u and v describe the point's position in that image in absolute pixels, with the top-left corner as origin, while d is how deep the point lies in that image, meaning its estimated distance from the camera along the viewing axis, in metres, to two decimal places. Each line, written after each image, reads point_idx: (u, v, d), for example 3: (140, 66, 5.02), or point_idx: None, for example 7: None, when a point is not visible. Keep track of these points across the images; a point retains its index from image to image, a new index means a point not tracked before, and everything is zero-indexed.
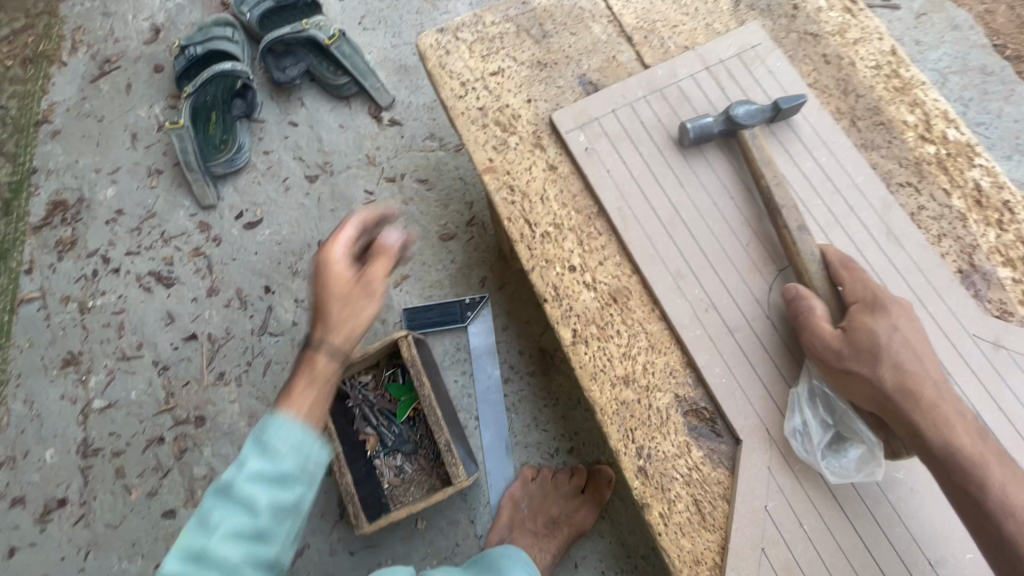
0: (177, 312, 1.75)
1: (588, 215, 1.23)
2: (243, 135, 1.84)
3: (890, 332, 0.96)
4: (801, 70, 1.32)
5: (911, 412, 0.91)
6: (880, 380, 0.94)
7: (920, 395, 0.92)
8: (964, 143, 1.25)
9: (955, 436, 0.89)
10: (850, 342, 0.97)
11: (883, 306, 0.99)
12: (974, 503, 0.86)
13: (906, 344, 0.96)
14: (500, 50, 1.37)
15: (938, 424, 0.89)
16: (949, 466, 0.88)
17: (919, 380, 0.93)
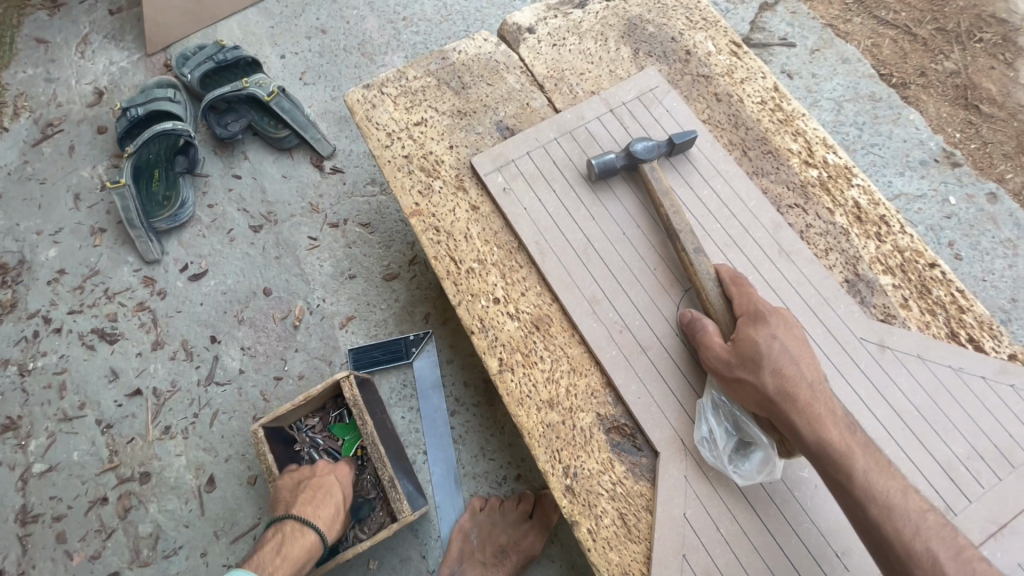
0: (121, 368, 1.75)
1: (509, 250, 1.32)
2: (187, 189, 1.89)
3: (770, 340, 1.06)
4: (696, 108, 1.46)
5: (789, 412, 1.00)
6: (763, 384, 1.03)
7: (796, 396, 1.01)
8: (842, 165, 1.39)
9: (826, 432, 0.98)
10: (736, 352, 1.07)
11: (764, 316, 1.09)
12: (844, 490, 0.95)
13: (785, 350, 1.05)
14: (422, 102, 1.48)
15: (813, 421, 0.99)
16: (822, 458, 0.97)
17: (796, 382, 1.02)
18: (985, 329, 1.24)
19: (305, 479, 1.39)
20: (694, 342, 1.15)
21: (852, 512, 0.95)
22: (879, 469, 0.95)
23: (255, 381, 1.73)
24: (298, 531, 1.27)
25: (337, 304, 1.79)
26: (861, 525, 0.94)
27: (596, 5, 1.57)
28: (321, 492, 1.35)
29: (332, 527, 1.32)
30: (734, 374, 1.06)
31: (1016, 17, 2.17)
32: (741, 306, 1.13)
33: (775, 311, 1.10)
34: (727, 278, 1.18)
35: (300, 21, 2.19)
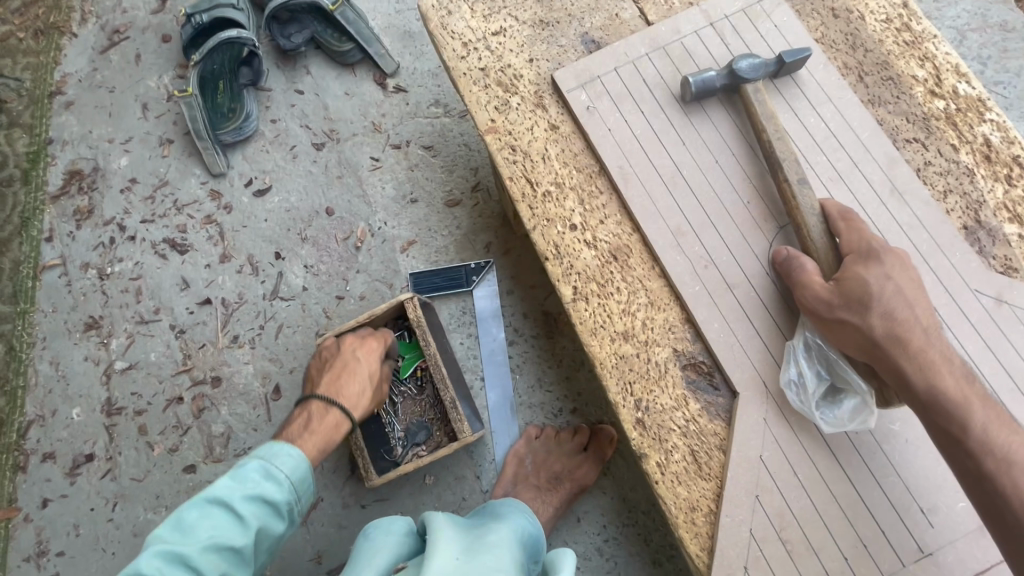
0: (192, 278, 1.80)
1: (590, 174, 1.24)
2: (251, 102, 1.87)
3: (882, 281, 1.01)
4: (808, 25, 1.30)
5: (899, 357, 0.96)
6: (870, 327, 0.99)
7: (907, 340, 0.97)
8: (974, 97, 1.23)
9: (940, 381, 0.94)
10: (840, 292, 1.02)
11: (877, 256, 1.03)
12: (958, 443, 0.92)
13: (898, 292, 1.00)
14: (501, 10, 1.37)
15: (924, 369, 0.95)
16: (934, 408, 0.93)
17: (908, 326, 0.98)
18: None
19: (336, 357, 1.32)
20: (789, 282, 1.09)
21: (961, 464, 0.93)
22: (999, 425, 0.92)
23: (318, 299, 1.75)
24: (326, 409, 1.22)
25: (399, 228, 1.77)
26: (971, 477, 0.92)
27: None
28: (350, 373, 1.29)
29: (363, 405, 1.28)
30: (837, 315, 1.01)
31: None
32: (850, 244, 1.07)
33: (889, 252, 1.04)
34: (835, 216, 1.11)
35: None
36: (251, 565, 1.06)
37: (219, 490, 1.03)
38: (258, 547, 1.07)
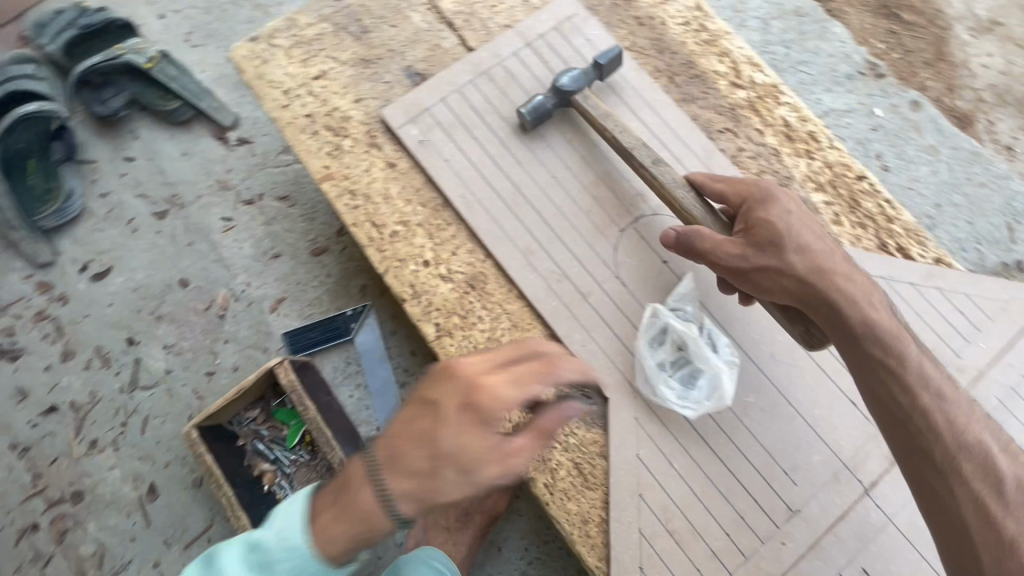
0: (30, 385, 1.59)
1: (435, 207, 1.23)
2: (72, 178, 1.70)
3: (785, 221, 1.05)
4: (618, 35, 1.37)
5: (827, 290, 1.00)
6: (791, 267, 1.01)
7: (825, 273, 1.00)
8: (770, 84, 1.35)
9: (869, 311, 0.98)
10: (753, 242, 1.04)
11: (774, 199, 1.07)
12: (895, 376, 0.95)
13: (802, 230, 1.04)
14: (319, 52, 1.32)
15: (851, 300, 0.99)
16: (870, 336, 0.97)
17: (823, 258, 1.02)
18: (912, 236, 1.26)
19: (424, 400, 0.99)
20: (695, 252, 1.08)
21: (890, 407, 0.95)
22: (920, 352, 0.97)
23: (185, 380, 1.60)
24: (414, 473, 0.97)
25: (265, 287, 1.67)
26: (896, 417, 0.94)
27: None
28: (504, 408, 1.01)
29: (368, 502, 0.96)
30: (757, 263, 1.03)
31: None
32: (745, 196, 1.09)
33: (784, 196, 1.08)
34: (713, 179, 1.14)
35: None
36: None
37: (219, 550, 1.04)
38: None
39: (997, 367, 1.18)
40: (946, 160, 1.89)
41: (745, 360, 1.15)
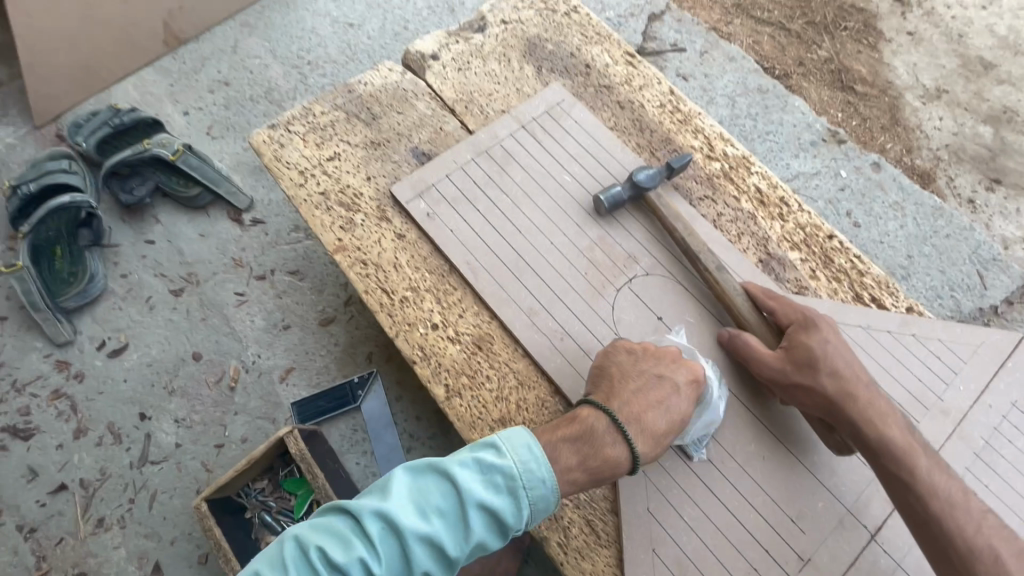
0: (41, 464, 1.61)
1: (441, 273, 1.33)
2: (95, 262, 1.79)
3: (824, 345, 1.12)
4: (601, 117, 1.53)
5: (852, 411, 1.08)
6: (822, 387, 1.09)
7: (854, 395, 1.08)
8: (740, 156, 1.50)
9: (889, 432, 1.06)
10: (791, 360, 1.13)
11: (814, 323, 1.15)
12: (908, 487, 1.03)
13: (839, 353, 1.12)
14: (333, 136, 1.47)
15: (874, 422, 1.06)
16: (886, 453, 1.04)
17: (854, 382, 1.10)
18: (884, 287, 1.35)
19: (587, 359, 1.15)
20: (740, 358, 1.19)
21: (912, 511, 1.02)
22: (937, 466, 1.04)
23: (194, 454, 1.63)
24: (595, 417, 1.04)
25: (275, 358, 1.73)
26: (920, 522, 1.02)
27: (495, 28, 1.63)
28: (674, 363, 1.13)
29: (567, 461, 0.98)
30: (793, 380, 1.12)
31: (871, 5, 2.51)
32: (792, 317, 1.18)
33: (827, 319, 1.17)
34: (767, 294, 1.23)
35: (200, 76, 2.16)
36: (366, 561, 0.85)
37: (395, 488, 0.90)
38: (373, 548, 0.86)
39: (979, 409, 1.24)
40: (911, 215, 2.03)
41: (745, 412, 1.20)
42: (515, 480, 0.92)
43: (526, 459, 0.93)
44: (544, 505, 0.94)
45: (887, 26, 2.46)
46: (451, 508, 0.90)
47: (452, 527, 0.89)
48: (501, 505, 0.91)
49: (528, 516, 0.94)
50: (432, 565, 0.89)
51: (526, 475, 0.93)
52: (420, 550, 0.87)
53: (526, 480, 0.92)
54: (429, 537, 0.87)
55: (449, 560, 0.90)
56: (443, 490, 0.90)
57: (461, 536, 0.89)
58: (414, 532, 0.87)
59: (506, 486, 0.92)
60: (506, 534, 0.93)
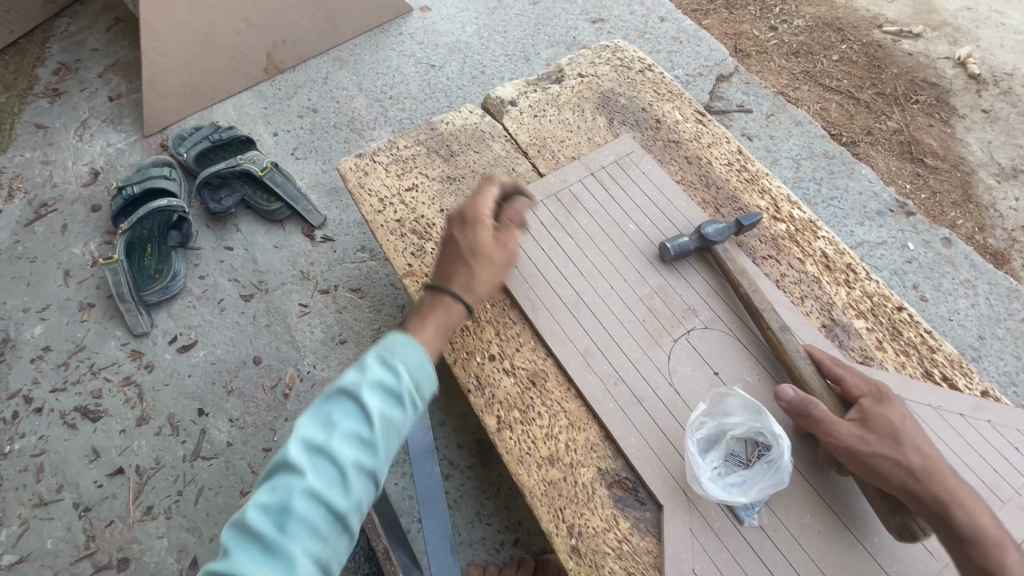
0: (103, 446, 1.70)
1: (502, 307, 1.37)
2: (179, 262, 1.93)
3: (902, 418, 1.09)
4: (669, 170, 1.57)
5: (939, 491, 1.01)
6: (908, 462, 1.04)
7: (941, 475, 1.03)
8: (807, 220, 1.50)
9: (976, 516, 1.00)
10: (870, 429, 1.08)
11: (888, 395, 1.12)
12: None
13: (917, 429, 1.08)
14: (413, 169, 1.57)
15: (964, 504, 1.01)
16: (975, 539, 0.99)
17: (937, 461, 1.05)
18: (957, 367, 1.31)
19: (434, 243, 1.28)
20: (809, 422, 1.10)
21: None
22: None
23: (243, 454, 1.69)
24: None
25: (329, 370, 1.80)
26: None
27: (571, 81, 1.72)
28: None
29: None
30: (874, 450, 1.05)
31: (943, 81, 2.51)
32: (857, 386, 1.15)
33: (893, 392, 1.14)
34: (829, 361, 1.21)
35: (292, 102, 2.35)
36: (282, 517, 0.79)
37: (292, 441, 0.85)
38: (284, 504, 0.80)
39: None
40: (984, 294, 1.96)
41: (802, 482, 1.16)
42: (391, 352, 0.94)
43: (404, 358, 0.94)
44: (424, 358, 0.95)
45: (960, 103, 2.45)
46: (352, 406, 0.88)
47: (358, 419, 0.88)
48: (389, 376, 0.92)
49: (419, 372, 0.95)
50: (359, 459, 0.86)
51: (396, 361, 0.93)
52: (339, 456, 0.84)
53: (401, 348, 0.95)
54: (343, 443, 0.85)
55: (372, 447, 0.87)
56: (337, 401, 0.89)
57: (369, 420, 0.88)
58: (326, 448, 0.84)
59: (392, 388, 0.91)
60: (408, 397, 0.92)
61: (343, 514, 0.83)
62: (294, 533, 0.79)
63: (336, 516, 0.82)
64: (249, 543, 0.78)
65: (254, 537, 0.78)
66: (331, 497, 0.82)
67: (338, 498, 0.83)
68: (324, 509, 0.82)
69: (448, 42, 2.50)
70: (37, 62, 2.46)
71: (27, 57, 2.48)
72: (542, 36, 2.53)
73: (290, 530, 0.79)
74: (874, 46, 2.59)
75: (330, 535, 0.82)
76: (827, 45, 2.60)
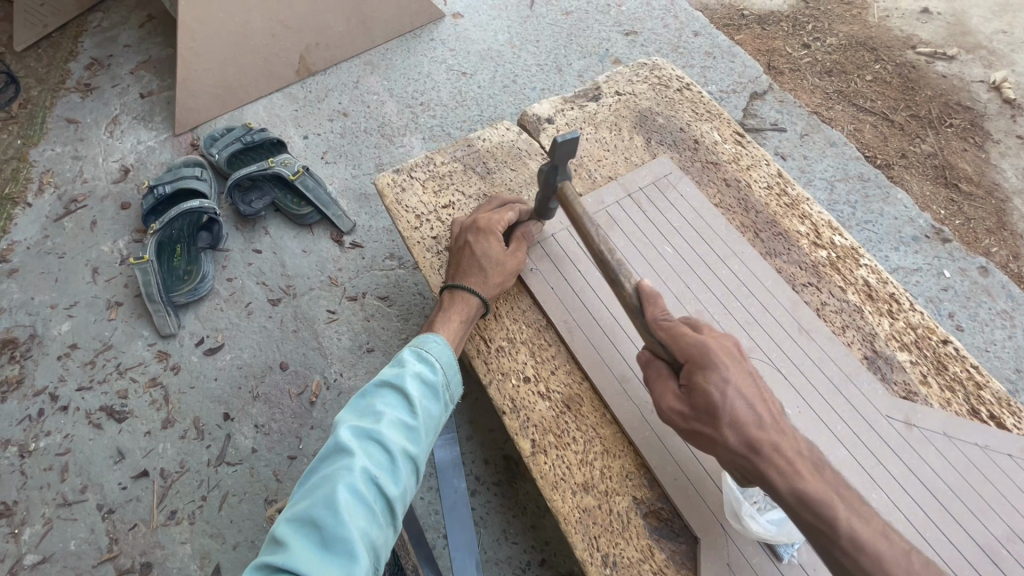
0: (128, 448, 1.69)
1: (538, 328, 1.35)
2: (208, 264, 1.92)
3: (721, 388, 1.02)
4: (708, 192, 1.54)
5: (760, 464, 0.99)
6: (724, 438, 1.02)
7: (760, 446, 0.99)
8: (849, 247, 1.45)
9: (800, 479, 0.96)
10: (691, 403, 1.05)
11: (711, 361, 1.03)
12: (831, 543, 0.94)
13: (735, 394, 1.02)
14: (450, 186, 1.55)
15: (780, 470, 0.97)
16: (804, 510, 0.95)
17: (754, 430, 1.00)
18: (1004, 405, 1.26)
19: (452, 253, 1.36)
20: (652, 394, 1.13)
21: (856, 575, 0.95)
22: (855, 513, 0.95)
23: (268, 461, 1.68)
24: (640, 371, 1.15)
25: (355, 379, 1.79)
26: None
27: (609, 98, 1.70)
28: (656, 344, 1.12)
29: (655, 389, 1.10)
30: (691, 426, 1.05)
31: (978, 105, 2.47)
32: (681, 345, 1.07)
33: (720, 351, 1.05)
34: (656, 312, 1.12)
35: (322, 105, 2.34)
36: (347, 498, 0.88)
37: (344, 435, 0.96)
38: (347, 484, 0.90)
39: None
40: (1021, 326, 1.94)
41: None
42: (422, 356, 1.11)
43: (432, 355, 1.11)
44: (451, 356, 1.13)
45: (994, 128, 2.42)
46: (394, 401, 1.03)
47: (401, 412, 1.02)
48: (423, 375, 1.08)
49: (447, 371, 1.11)
50: (405, 445, 0.99)
51: (425, 362, 1.10)
52: (388, 441, 0.97)
53: (430, 351, 1.11)
54: (389, 430, 0.99)
55: (414, 436, 1.01)
56: (379, 397, 1.04)
57: (411, 412, 1.03)
58: (375, 433, 0.98)
59: (427, 381, 1.08)
60: (440, 393, 1.08)
61: (393, 495, 0.94)
62: (352, 510, 0.88)
63: (387, 497, 0.93)
64: (308, 525, 0.86)
65: (314, 518, 0.86)
66: (383, 478, 0.94)
67: (389, 479, 0.95)
68: (378, 490, 0.93)
69: (479, 49, 2.49)
70: (69, 56, 2.46)
71: (59, 51, 2.48)
72: (574, 46, 2.52)
73: (349, 509, 0.88)
74: (908, 67, 2.56)
75: (382, 516, 0.92)
76: (861, 64, 2.57)
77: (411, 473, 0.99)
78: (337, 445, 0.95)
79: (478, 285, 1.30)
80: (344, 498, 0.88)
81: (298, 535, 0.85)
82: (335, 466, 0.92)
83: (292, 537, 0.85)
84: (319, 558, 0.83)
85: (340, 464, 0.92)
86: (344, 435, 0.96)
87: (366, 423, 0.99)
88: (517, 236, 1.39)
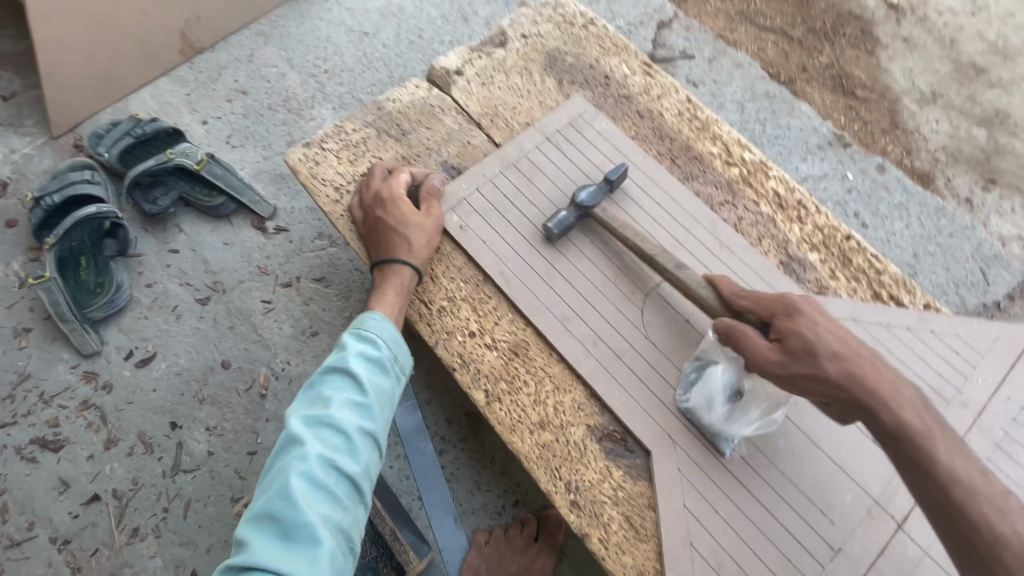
0: (71, 476, 1.61)
1: (476, 282, 1.36)
2: (121, 273, 1.80)
3: (812, 328, 1.09)
4: (623, 127, 1.57)
5: (865, 399, 1.03)
6: (825, 373, 1.05)
7: (859, 374, 1.05)
8: (758, 161, 1.52)
9: (903, 415, 1.01)
10: (785, 350, 1.09)
11: (795, 308, 1.12)
12: None
13: (828, 334, 1.08)
14: (365, 153, 1.50)
15: (887, 404, 1.02)
16: (903, 439, 1.00)
17: (853, 363, 1.06)
18: (902, 285, 1.40)
19: (367, 229, 1.35)
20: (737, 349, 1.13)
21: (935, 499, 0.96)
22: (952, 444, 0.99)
23: (227, 461, 1.64)
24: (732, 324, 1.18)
25: (304, 364, 1.76)
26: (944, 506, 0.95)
27: (516, 42, 1.66)
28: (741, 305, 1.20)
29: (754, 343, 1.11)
30: (793, 371, 1.07)
31: (867, 12, 2.56)
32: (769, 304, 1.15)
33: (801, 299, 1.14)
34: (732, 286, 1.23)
35: (218, 85, 2.17)
36: (303, 485, 0.89)
37: (295, 427, 0.96)
38: (303, 473, 0.90)
39: (996, 400, 1.29)
40: (915, 215, 2.16)
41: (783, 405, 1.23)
42: (363, 335, 1.10)
43: (374, 332, 1.10)
44: (394, 330, 1.12)
45: (883, 32, 2.53)
46: (342, 384, 1.03)
47: (349, 392, 1.02)
48: (367, 353, 1.07)
49: (392, 344, 1.11)
50: (359, 424, 0.99)
51: (367, 341, 1.09)
52: (339, 423, 0.97)
53: (371, 329, 1.10)
54: (340, 412, 0.99)
55: (367, 413, 1.01)
56: (326, 383, 1.03)
57: (359, 390, 1.02)
58: (326, 419, 0.97)
59: (373, 360, 1.07)
60: (388, 367, 1.08)
61: (353, 473, 0.94)
62: (310, 498, 0.89)
63: (347, 477, 0.94)
64: (268, 520, 0.86)
65: (272, 514, 0.87)
66: (340, 460, 0.94)
67: (347, 460, 0.95)
68: (337, 472, 0.93)
69: (378, 6, 2.35)
70: None
71: None
72: None
73: (307, 497, 0.88)
74: None
75: (346, 497, 0.93)
76: None
77: (370, 449, 1.00)
78: (290, 438, 0.95)
79: (408, 252, 1.30)
80: (300, 488, 0.88)
81: (260, 533, 0.86)
82: (290, 459, 0.92)
83: (254, 536, 0.85)
84: (282, 550, 0.84)
85: (294, 455, 0.92)
86: (295, 427, 0.95)
87: (314, 410, 0.99)
88: (424, 197, 1.38)
